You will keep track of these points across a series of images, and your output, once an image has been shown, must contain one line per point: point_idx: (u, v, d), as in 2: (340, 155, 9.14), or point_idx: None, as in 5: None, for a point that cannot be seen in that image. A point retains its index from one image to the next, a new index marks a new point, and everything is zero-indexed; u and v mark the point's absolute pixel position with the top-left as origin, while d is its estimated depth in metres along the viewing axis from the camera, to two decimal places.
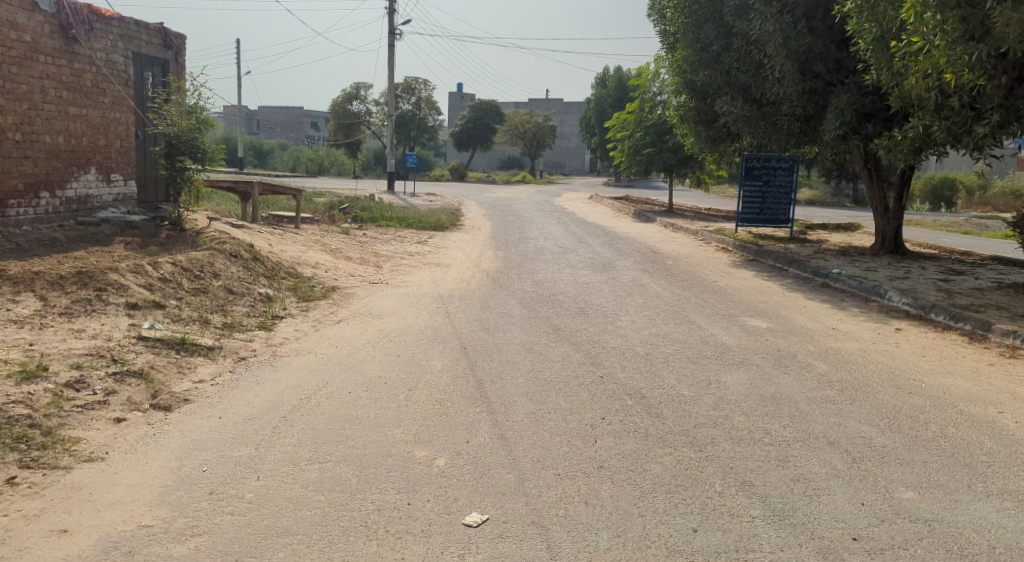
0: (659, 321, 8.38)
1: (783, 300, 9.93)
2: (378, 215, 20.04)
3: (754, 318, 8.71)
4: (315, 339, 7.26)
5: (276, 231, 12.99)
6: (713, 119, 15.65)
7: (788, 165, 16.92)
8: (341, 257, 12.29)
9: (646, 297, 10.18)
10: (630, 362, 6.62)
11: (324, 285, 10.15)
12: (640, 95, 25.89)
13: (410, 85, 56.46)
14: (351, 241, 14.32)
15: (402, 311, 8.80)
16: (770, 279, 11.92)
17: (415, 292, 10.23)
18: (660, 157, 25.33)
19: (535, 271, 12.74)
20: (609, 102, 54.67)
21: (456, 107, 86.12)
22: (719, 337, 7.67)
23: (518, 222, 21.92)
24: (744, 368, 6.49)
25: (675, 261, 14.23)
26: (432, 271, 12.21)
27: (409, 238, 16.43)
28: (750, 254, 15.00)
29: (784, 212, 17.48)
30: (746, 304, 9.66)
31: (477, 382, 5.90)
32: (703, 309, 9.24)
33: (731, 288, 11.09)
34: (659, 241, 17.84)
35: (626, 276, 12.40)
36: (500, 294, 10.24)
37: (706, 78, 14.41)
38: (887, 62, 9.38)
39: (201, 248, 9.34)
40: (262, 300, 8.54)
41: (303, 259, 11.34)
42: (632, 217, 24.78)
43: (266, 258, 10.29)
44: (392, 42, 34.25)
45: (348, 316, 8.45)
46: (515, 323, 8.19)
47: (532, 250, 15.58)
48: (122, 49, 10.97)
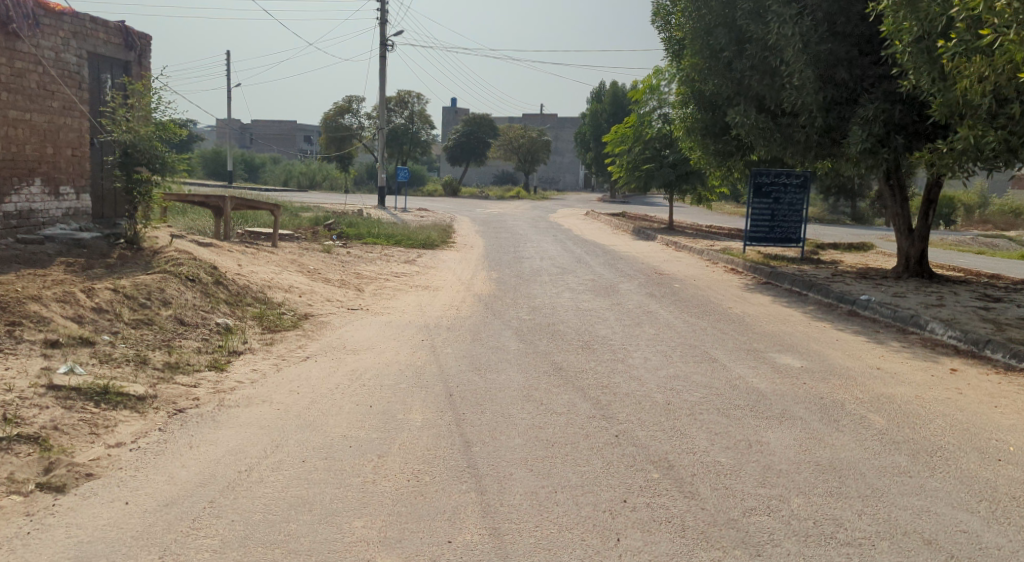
0: (676, 360, 7.29)
1: (811, 333, 8.85)
2: (363, 232, 18.92)
3: (783, 355, 7.62)
4: (274, 383, 6.13)
5: (249, 250, 11.88)
6: (722, 132, 14.61)
7: (798, 182, 16.14)
8: (319, 279, 11.18)
9: (657, 327, 9.10)
10: (650, 415, 5.53)
11: (297, 313, 9.04)
12: (639, 108, 24.87)
13: (402, 100, 55.76)
14: (332, 260, 13.21)
15: (382, 345, 7.68)
16: (790, 305, 10.85)
17: (399, 320, 9.13)
18: (660, 173, 24.34)
19: (533, 295, 11.65)
20: (604, 117, 53.75)
21: (451, 122, 85.49)
22: (749, 381, 6.58)
23: (513, 240, 20.85)
24: (786, 423, 5.41)
25: (683, 284, 13.16)
26: (420, 296, 11.10)
27: (396, 257, 15.33)
28: (763, 276, 13.93)
29: (795, 232, 16.47)
30: (771, 337, 8.59)
31: (464, 446, 4.77)
32: (725, 343, 8.16)
33: (749, 317, 10.01)
34: (662, 261, 16.78)
35: (631, 301, 11.31)
36: (493, 323, 9.15)
37: (715, 87, 13.37)
38: (929, 66, 8.37)
39: (153, 270, 8.23)
40: (218, 332, 7.42)
41: (275, 282, 10.24)
42: (632, 235, 23.73)
43: (232, 281, 9.18)
44: (384, 55, 33.42)
45: (319, 352, 7.33)
46: (511, 361, 7.10)
47: (529, 271, 14.49)
48: (76, 48, 9.90)
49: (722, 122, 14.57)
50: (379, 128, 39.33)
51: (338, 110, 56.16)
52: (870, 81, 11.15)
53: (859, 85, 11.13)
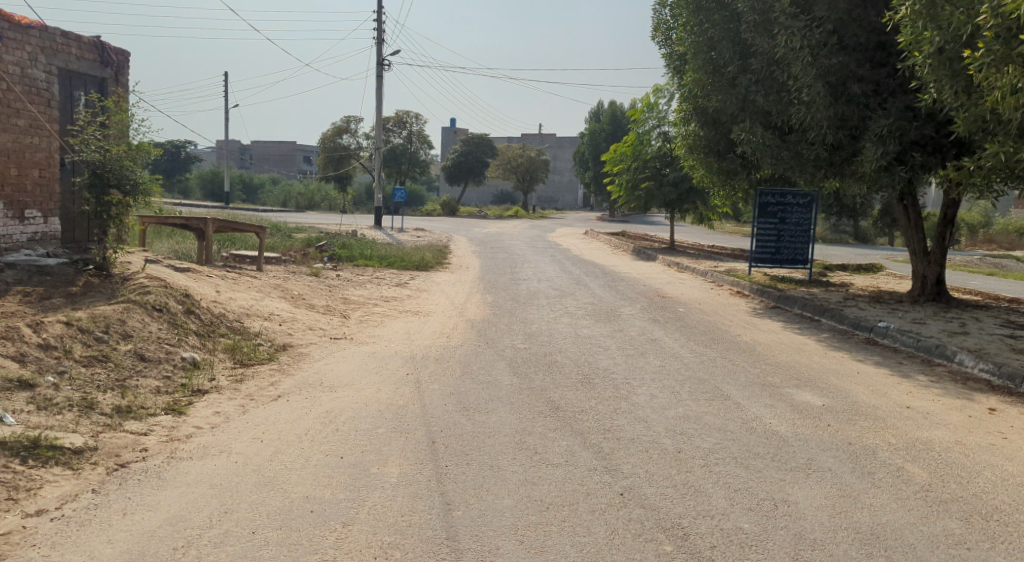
0: (685, 397, 6.65)
1: (828, 364, 8.21)
2: (355, 253, 18.31)
3: (801, 391, 6.98)
4: (236, 428, 5.50)
5: (229, 274, 11.25)
6: (727, 150, 14.02)
7: (805, 202, 15.56)
8: (303, 306, 10.56)
9: (662, 358, 8.46)
10: (659, 466, 4.89)
11: (274, 343, 8.39)
12: (638, 126, 24.27)
13: (400, 119, 55.12)
14: (318, 284, 12.59)
15: (362, 381, 7.04)
16: (802, 332, 10.23)
17: (384, 351, 8.49)
18: (660, 192, 23.74)
19: (529, 321, 11.01)
20: (603, 136, 53.27)
21: (449, 141, 85.31)
22: (767, 423, 5.94)
23: (509, 261, 20.24)
24: (814, 476, 4.76)
25: (688, 309, 12.53)
26: (409, 323, 10.45)
27: (387, 280, 14.71)
28: (771, 300, 13.29)
29: (802, 253, 15.85)
30: (786, 369, 7.94)
31: (445, 510, 4.11)
32: (737, 376, 7.51)
33: (760, 345, 9.39)
34: (664, 283, 16.15)
35: (633, 327, 10.67)
36: (486, 353, 8.51)
37: (719, 104, 12.80)
38: (953, 77, 7.78)
39: (116, 300, 7.60)
40: (182, 367, 6.79)
41: (255, 309, 9.62)
42: (633, 255, 23.10)
43: (205, 310, 8.55)
44: (380, 73, 33.01)
45: (292, 389, 6.69)
46: (503, 398, 6.46)
47: (526, 295, 13.86)
48: (44, 63, 9.30)
49: (726, 139, 13.99)
50: (376, 148, 38.89)
51: (336, 130, 55.77)
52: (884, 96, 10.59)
53: (871, 100, 10.56)
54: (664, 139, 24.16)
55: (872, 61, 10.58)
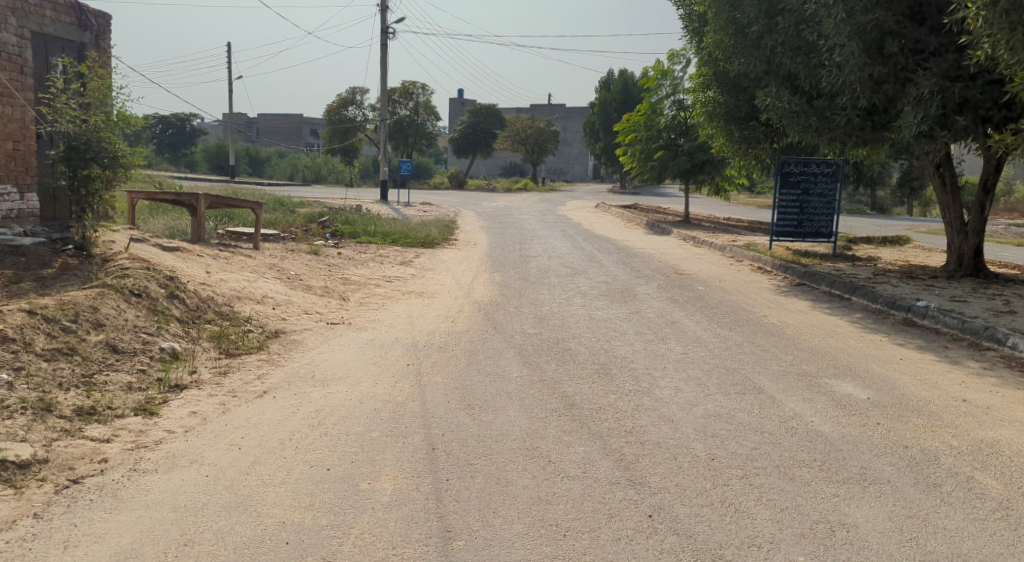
0: (713, 391, 6.00)
1: (867, 349, 7.54)
2: (359, 229, 17.67)
3: (841, 381, 6.34)
4: (213, 433, 4.89)
5: (221, 253, 10.62)
6: (749, 116, 13.24)
7: (830, 172, 14.78)
8: (299, 287, 9.94)
9: (684, 344, 7.81)
10: (691, 478, 4.28)
11: (265, 330, 7.77)
12: (651, 94, 23.38)
13: (406, 89, 54.33)
14: (317, 263, 11.96)
15: (359, 373, 6.43)
16: (833, 312, 9.55)
17: (384, 337, 7.87)
18: (675, 162, 22.92)
19: (540, 303, 10.37)
20: (613, 106, 52.20)
21: (457, 113, 84.26)
22: (809, 421, 5.29)
23: (518, 236, 19.56)
24: (872, 492, 4.13)
25: (708, 287, 11.84)
26: (412, 305, 9.83)
27: (391, 258, 14.07)
28: (795, 276, 12.59)
29: (826, 225, 15.12)
30: (821, 356, 7.28)
31: (443, 540, 3.54)
32: (770, 365, 6.85)
33: (789, 328, 8.71)
34: (680, 258, 15.44)
35: (651, 308, 10.01)
36: (494, 340, 7.90)
37: (741, 67, 12.03)
38: (1009, 33, 7.02)
39: (91, 284, 6.97)
40: (160, 359, 6.18)
41: (247, 291, 9.01)
42: (646, 229, 22.38)
43: (191, 293, 7.93)
44: (384, 43, 32.17)
45: (281, 383, 6.08)
46: (512, 394, 5.84)
47: (536, 273, 13.21)
48: (16, 27, 8.64)
49: (749, 104, 13.21)
50: (381, 120, 38.10)
51: (342, 102, 54.86)
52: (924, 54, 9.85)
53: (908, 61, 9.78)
54: (678, 107, 23.30)
55: (911, 18, 9.83)
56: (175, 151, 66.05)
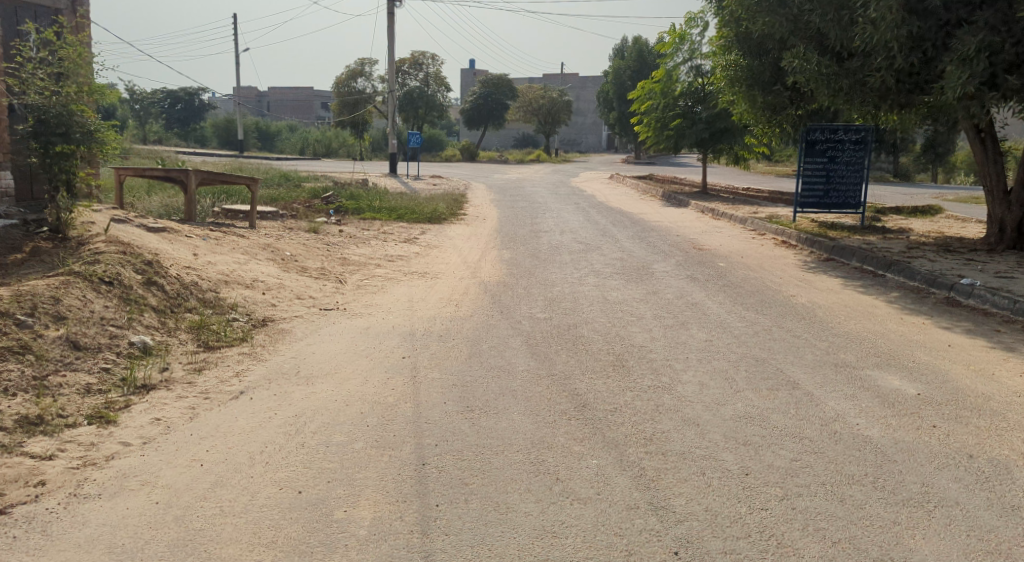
0: (742, 387, 5.34)
1: (910, 334, 6.84)
2: (364, 205, 17.05)
3: (886, 373, 5.67)
4: (176, 445, 4.30)
5: (212, 233, 9.98)
6: (773, 79, 12.54)
7: (858, 139, 13.98)
8: (294, 269, 9.34)
9: (707, 329, 7.16)
10: (723, 501, 3.64)
11: (251, 318, 7.16)
12: (667, 60, 22.43)
13: (416, 60, 53.27)
14: (315, 243, 11.36)
15: (349, 368, 5.82)
16: (868, 291, 8.85)
17: (380, 325, 7.25)
18: (692, 131, 22.11)
19: (550, 283, 9.72)
20: (628, 74, 51.02)
21: (467, 84, 83.21)
22: (854, 424, 4.61)
23: (529, 210, 18.87)
24: (939, 518, 3.47)
25: (730, 264, 11.11)
26: (414, 288, 9.21)
27: (395, 236, 13.47)
28: (823, 251, 11.86)
29: (854, 196, 14.36)
30: (859, 343, 6.59)
31: None
32: (804, 355, 6.18)
33: (821, 310, 8.01)
34: (698, 232, 14.70)
35: (670, 288, 9.35)
36: (499, 327, 7.26)
37: (765, 27, 11.44)
38: None
39: (57, 272, 6.36)
40: (127, 355, 5.57)
41: (237, 275, 8.41)
42: (662, 201, 21.62)
43: (171, 278, 7.31)
44: (391, 12, 31.38)
45: (261, 380, 5.44)
46: (517, 393, 5.21)
47: (547, 250, 12.54)
48: None
49: (774, 67, 12.49)
50: (389, 92, 37.33)
51: (351, 74, 53.98)
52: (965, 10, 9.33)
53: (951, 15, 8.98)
54: (694, 73, 22.42)
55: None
56: (185, 125, 65.53)
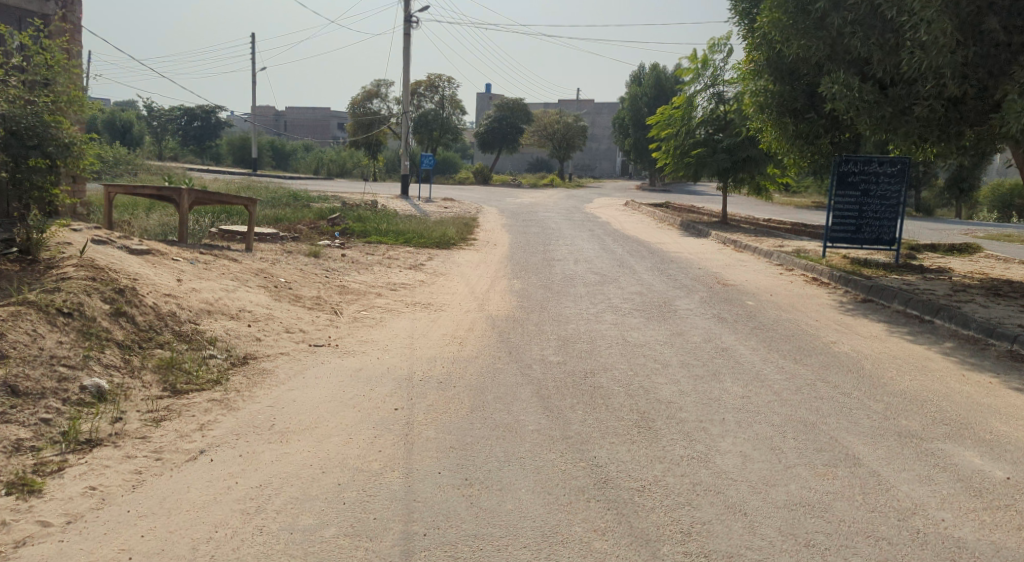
0: (794, 461, 4.52)
1: (978, 396, 6.01)
2: (371, 228, 16.37)
3: (960, 447, 4.86)
4: (107, 525, 3.50)
5: (200, 256, 9.25)
6: (807, 106, 11.82)
7: (894, 171, 13.20)
8: (287, 297, 8.58)
9: (742, 382, 6.36)
10: None
11: (229, 356, 6.36)
12: (688, 86, 21.76)
13: (433, 84, 52.85)
14: (313, 268, 10.63)
15: (333, 422, 5.02)
16: (917, 341, 8.03)
17: (373, 367, 6.46)
18: (713, 159, 21.32)
19: (565, 318, 8.93)
20: (645, 101, 50.39)
21: (483, 107, 83.20)
22: (938, 521, 3.83)
23: (543, 237, 18.11)
24: None
25: (759, 302, 10.31)
26: (416, 322, 8.43)
27: (401, 262, 12.74)
28: (859, 290, 11.03)
29: (888, 232, 13.53)
30: (920, 406, 5.76)
31: None
32: (859, 420, 5.35)
33: (869, 361, 7.18)
34: (721, 266, 13.88)
35: (696, 329, 8.55)
36: (508, 372, 6.47)
37: (800, 50, 10.80)
38: None
39: (10, 299, 5.59)
40: (74, 401, 4.78)
41: (222, 303, 7.65)
42: (680, 230, 20.82)
43: (144, 307, 6.53)
44: (407, 32, 30.98)
45: (228, 434, 4.62)
46: (526, 462, 4.40)
47: (561, 281, 11.75)
48: None
49: (808, 93, 11.78)
50: (404, 112, 36.85)
51: (366, 94, 53.75)
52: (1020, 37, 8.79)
53: None
54: (716, 100, 21.71)
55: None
56: (200, 142, 65.35)
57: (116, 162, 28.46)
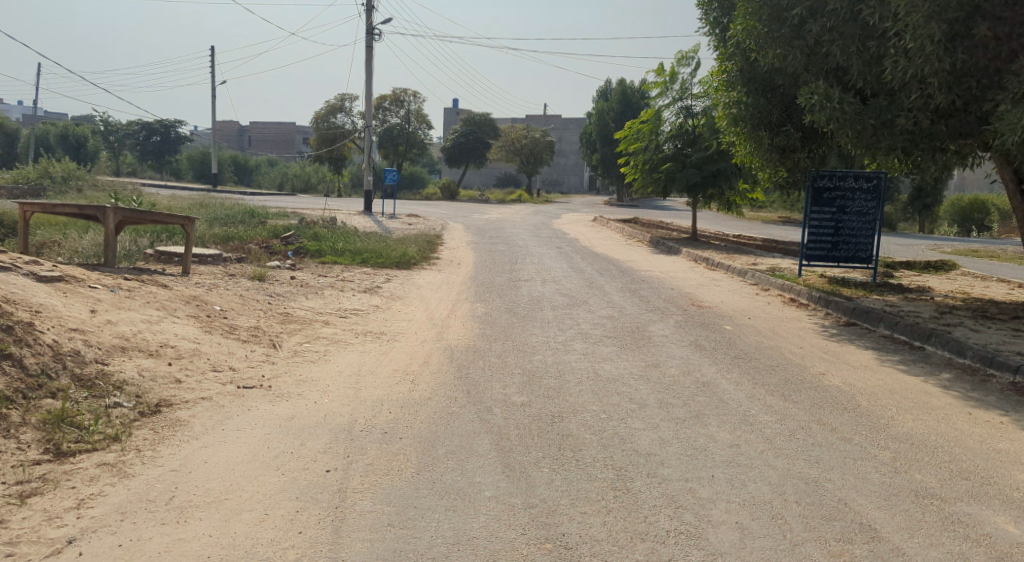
0: (802, 536, 3.77)
1: (993, 441, 5.32)
2: (327, 246, 15.47)
3: (993, 510, 4.14)
4: None
5: (124, 282, 8.33)
6: (783, 119, 11.23)
7: (870, 187, 12.69)
8: (219, 329, 7.69)
9: (729, 426, 5.60)
10: None
11: (137, 404, 5.46)
12: (656, 99, 21.20)
13: (398, 97, 52.29)
14: (255, 294, 9.72)
15: (246, 492, 4.16)
16: (913, 371, 7.36)
17: (307, 414, 5.59)
18: (682, 174, 20.79)
19: (530, 348, 8.14)
20: (612, 116, 50.00)
21: (449, 122, 82.63)
22: None
23: (509, 255, 17.34)
24: None
25: (738, 327, 9.63)
26: (364, 355, 7.59)
27: (355, 284, 11.88)
28: (841, 313, 10.40)
29: (865, 249, 13.00)
30: (933, 454, 5.05)
31: None
32: (867, 475, 4.61)
33: (863, 396, 6.48)
34: (694, 285, 13.22)
35: (673, 360, 7.80)
36: (463, 417, 5.65)
37: (775, 60, 10.19)
38: None
39: None
40: None
41: (140, 337, 6.73)
42: (650, 247, 20.18)
43: (40, 345, 5.61)
44: (370, 45, 30.16)
45: (112, 514, 3.75)
46: (478, 545, 3.60)
47: (527, 303, 10.99)
48: None
49: (783, 106, 11.19)
50: (368, 127, 35.97)
51: (330, 109, 52.93)
52: (1012, 44, 8.25)
53: None
54: (685, 113, 21.19)
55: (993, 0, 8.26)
56: (159, 158, 63.71)
57: (64, 180, 27.24)
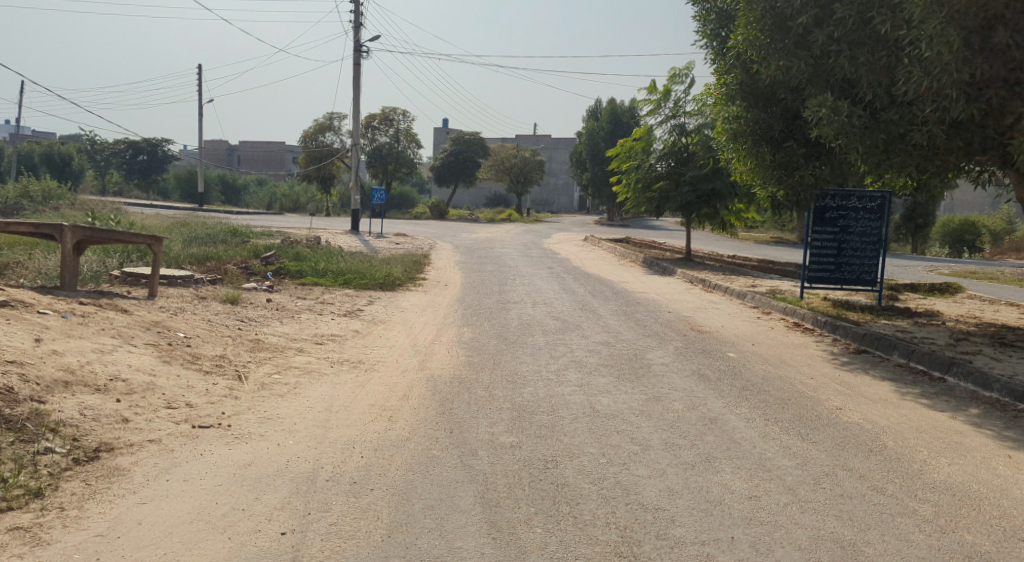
0: None
1: None
2: (308, 267, 14.78)
3: None
4: None
5: (79, 307, 7.64)
6: (785, 135, 10.68)
7: (874, 207, 12.15)
8: (180, 358, 7.01)
9: (745, 472, 4.96)
10: None
11: (70, 450, 4.78)
12: (648, 117, 20.76)
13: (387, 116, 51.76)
14: (225, 318, 9.04)
15: None
16: (938, 406, 6.75)
17: (267, 460, 4.91)
18: (676, 194, 20.29)
19: (520, 379, 7.49)
20: (602, 135, 49.52)
21: (439, 141, 82.26)
22: None
23: (499, 276, 16.70)
24: None
25: (742, 354, 9.02)
26: (338, 387, 6.92)
27: (335, 307, 11.20)
28: (851, 339, 9.80)
29: (869, 270, 12.45)
30: (980, 508, 4.43)
31: None
32: (911, 536, 3.99)
33: (888, 435, 5.87)
34: (692, 308, 12.61)
35: (677, 392, 7.16)
36: (444, 463, 4.98)
37: (779, 72, 9.65)
38: None
39: None
40: None
41: (86, 370, 6.04)
42: (643, 268, 19.58)
43: None
44: (358, 61, 29.62)
45: None
46: None
47: (517, 328, 10.35)
48: None
49: (786, 121, 10.65)
50: (356, 146, 35.40)
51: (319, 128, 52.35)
52: None
53: None
54: (679, 131, 20.68)
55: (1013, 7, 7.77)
56: (145, 176, 62.86)
57: (44, 199, 26.47)
